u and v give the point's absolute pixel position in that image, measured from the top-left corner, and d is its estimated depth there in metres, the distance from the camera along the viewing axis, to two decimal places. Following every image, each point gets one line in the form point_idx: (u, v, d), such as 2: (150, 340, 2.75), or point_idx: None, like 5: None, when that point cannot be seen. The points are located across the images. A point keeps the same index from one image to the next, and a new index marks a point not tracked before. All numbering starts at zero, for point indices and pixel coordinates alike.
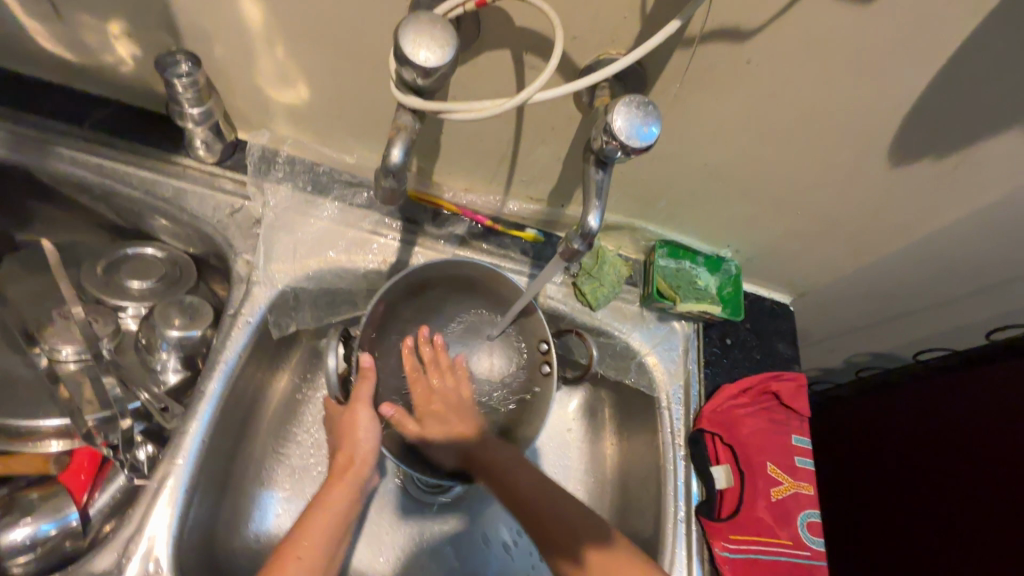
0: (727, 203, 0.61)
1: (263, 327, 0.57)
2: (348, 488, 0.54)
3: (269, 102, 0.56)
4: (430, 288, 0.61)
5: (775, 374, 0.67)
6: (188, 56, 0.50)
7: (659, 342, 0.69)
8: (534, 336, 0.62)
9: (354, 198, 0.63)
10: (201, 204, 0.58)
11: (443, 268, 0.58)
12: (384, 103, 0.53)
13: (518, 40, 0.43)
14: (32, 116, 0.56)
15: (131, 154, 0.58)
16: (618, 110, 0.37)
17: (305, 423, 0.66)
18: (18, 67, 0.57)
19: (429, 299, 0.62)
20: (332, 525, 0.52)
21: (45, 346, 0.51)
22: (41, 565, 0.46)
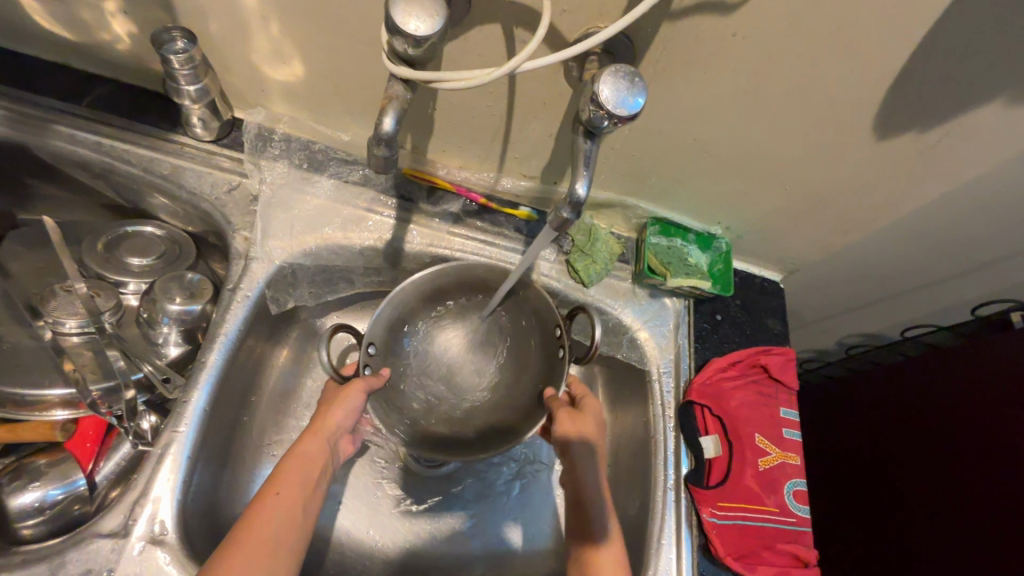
0: (718, 179, 0.62)
1: (261, 302, 0.59)
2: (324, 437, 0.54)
3: (265, 79, 0.57)
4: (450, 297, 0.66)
5: (764, 349, 0.68)
6: (184, 32, 0.51)
7: (651, 318, 0.70)
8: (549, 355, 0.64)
9: (349, 175, 0.64)
10: (198, 181, 0.59)
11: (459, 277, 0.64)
12: (377, 80, 0.54)
13: (508, 14, 0.44)
14: (26, 93, 0.57)
15: (127, 132, 0.58)
16: (604, 80, 0.38)
17: (297, 407, 0.67)
18: (15, 45, 0.58)
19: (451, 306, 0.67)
20: (307, 470, 0.51)
21: (49, 319, 0.52)
22: (50, 527, 0.47)
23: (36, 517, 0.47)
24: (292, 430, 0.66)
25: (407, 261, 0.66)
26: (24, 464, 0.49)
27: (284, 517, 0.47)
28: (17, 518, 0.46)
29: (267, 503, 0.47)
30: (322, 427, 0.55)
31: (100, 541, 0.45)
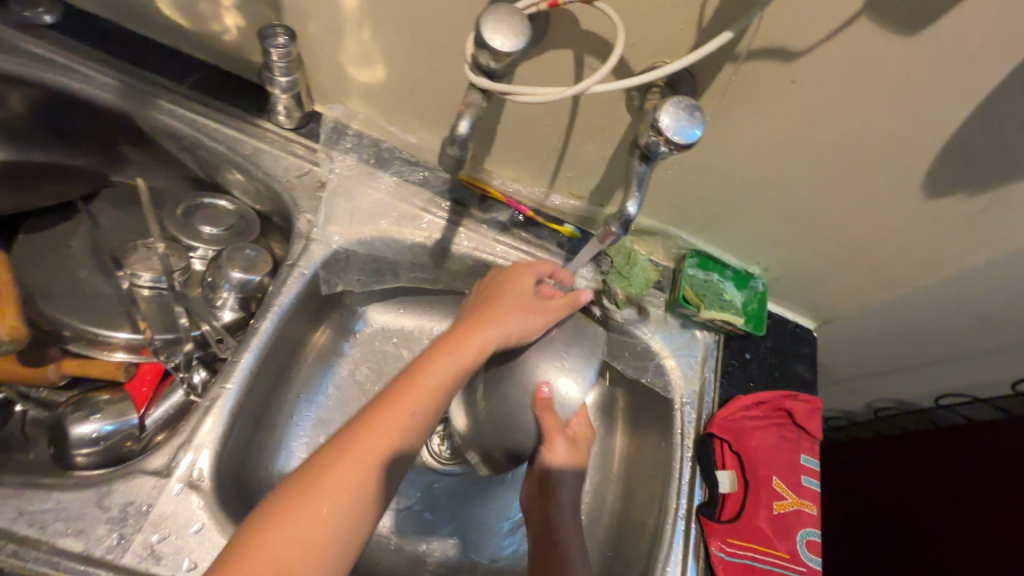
0: (761, 219, 0.64)
1: (315, 281, 0.63)
2: (469, 361, 0.53)
3: (347, 80, 0.62)
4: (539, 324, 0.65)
5: (791, 394, 0.68)
6: (286, 31, 0.56)
7: (679, 347, 0.71)
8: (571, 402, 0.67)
9: (410, 175, 0.68)
10: (274, 164, 0.64)
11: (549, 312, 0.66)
12: (454, 90, 0.58)
13: (582, 42, 0.48)
14: (137, 68, 0.63)
15: (218, 112, 0.64)
16: (665, 109, 0.41)
17: (328, 387, 0.70)
18: (135, 27, 0.65)
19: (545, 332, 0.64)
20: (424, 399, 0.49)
21: (128, 271, 0.57)
22: (102, 458, 0.51)
23: (94, 446, 0.51)
24: (319, 407, 0.69)
25: (452, 262, 0.70)
26: (89, 398, 0.53)
27: (369, 485, 0.43)
28: (77, 444, 0.50)
29: (380, 434, 0.45)
30: (468, 348, 0.53)
31: (144, 477, 0.48)
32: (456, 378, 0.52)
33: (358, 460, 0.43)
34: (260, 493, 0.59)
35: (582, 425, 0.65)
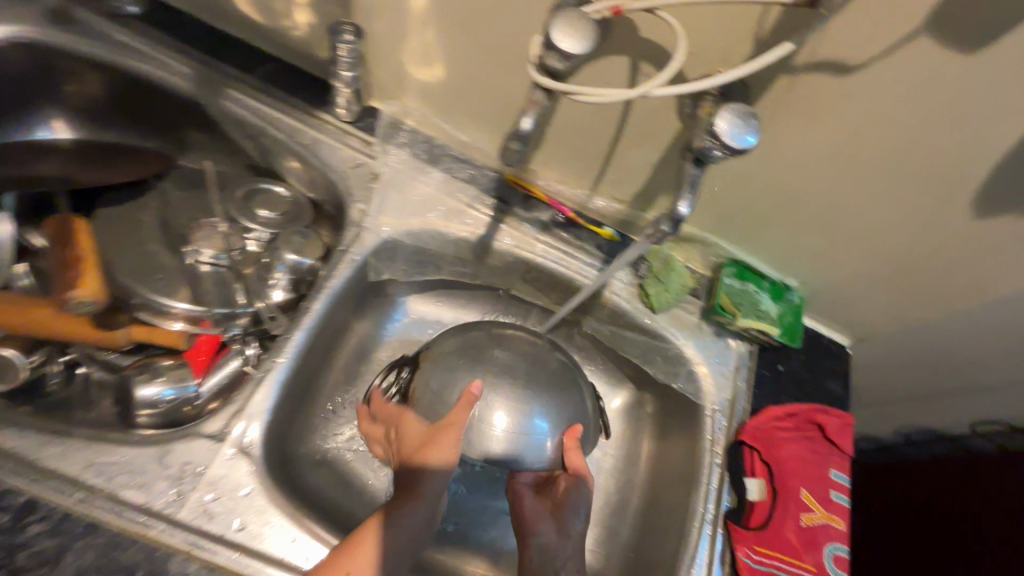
0: (803, 231, 0.64)
1: (365, 267, 0.66)
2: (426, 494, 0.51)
3: (407, 77, 0.65)
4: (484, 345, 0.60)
5: (823, 408, 0.69)
6: (354, 28, 0.59)
7: (712, 354, 0.72)
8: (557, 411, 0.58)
9: (459, 172, 0.70)
10: (331, 154, 0.67)
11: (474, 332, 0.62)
12: (510, 91, 0.61)
13: (640, 49, 0.50)
14: (212, 58, 0.67)
15: (282, 103, 0.67)
16: (722, 115, 0.42)
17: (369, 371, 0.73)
18: (213, 20, 0.69)
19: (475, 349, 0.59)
20: (391, 541, 0.48)
21: (191, 247, 0.61)
22: (162, 420, 0.55)
23: (155, 408, 0.54)
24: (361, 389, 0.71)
25: (493, 257, 0.72)
26: (153, 363, 0.56)
27: None
28: (140, 405, 0.53)
29: None
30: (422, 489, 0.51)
31: (201, 440, 0.51)
32: (420, 513, 0.50)
33: None
34: (303, 467, 0.61)
35: (572, 450, 0.57)
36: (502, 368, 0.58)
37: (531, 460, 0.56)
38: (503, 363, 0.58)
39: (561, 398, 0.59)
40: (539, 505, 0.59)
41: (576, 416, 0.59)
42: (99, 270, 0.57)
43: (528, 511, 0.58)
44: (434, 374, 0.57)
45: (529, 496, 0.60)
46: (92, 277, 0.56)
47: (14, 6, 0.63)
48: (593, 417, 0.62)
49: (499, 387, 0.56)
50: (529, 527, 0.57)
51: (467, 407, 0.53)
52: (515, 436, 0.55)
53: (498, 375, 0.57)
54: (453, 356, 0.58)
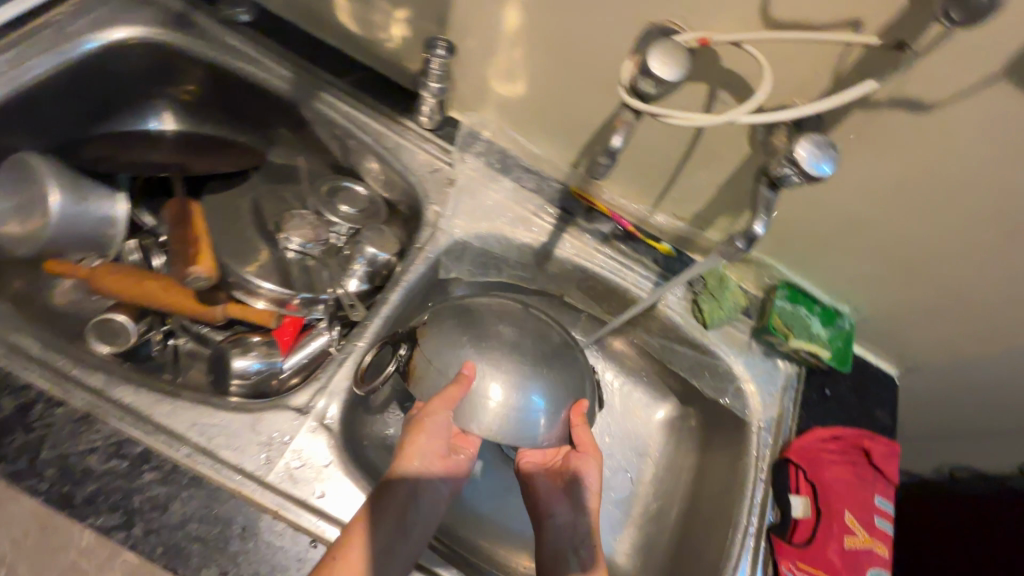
0: (861, 258, 0.66)
1: (436, 264, 0.70)
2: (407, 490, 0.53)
3: (488, 91, 0.69)
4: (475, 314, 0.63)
5: (870, 434, 0.69)
6: (447, 44, 0.64)
7: (762, 374, 0.74)
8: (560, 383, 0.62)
9: (527, 182, 0.74)
10: (411, 158, 0.72)
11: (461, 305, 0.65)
12: (586, 109, 0.65)
13: (720, 77, 0.53)
14: (311, 64, 0.73)
15: (369, 108, 0.73)
16: (801, 144, 0.45)
17: None
18: (313, 29, 0.75)
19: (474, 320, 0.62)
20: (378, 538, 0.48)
21: (283, 234, 0.68)
22: (251, 391, 0.59)
23: (250, 378, 0.59)
24: None
25: (553, 265, 0.75)
26: (248, 338, 0.61)
27: None
28: (238, 374, 0.59)
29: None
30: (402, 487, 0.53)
31: (288, 412, 0.55)
32: (402, 510, 0.51)
33: None
34: (368, 446, 0.65)
35: (579, 424, 0.61)
36: (508, 348, 0.61)
37: (532, 435, 0.59)
38: (510, 341, 0.61)
39: (563, 371, 0.63)
40: (550, 486, 0.62)
41: (580, 389, 0.64)
42: (210, 249, 0.64)
43: (541, 498, 0.62)
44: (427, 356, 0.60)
45: (540, 481, 0.63)
46: (205, 254, 0.63)
47: (144, 10, 0.70)
48: (593, 390, 0.66)
49: (504, 365, 0.59)
50: (546, 514, 0.60)
51: (461, 387, 0.56)
52: (521, 409, 0.58)
53: (500, 353, 0.60)
54: (458, 333, 0.61)
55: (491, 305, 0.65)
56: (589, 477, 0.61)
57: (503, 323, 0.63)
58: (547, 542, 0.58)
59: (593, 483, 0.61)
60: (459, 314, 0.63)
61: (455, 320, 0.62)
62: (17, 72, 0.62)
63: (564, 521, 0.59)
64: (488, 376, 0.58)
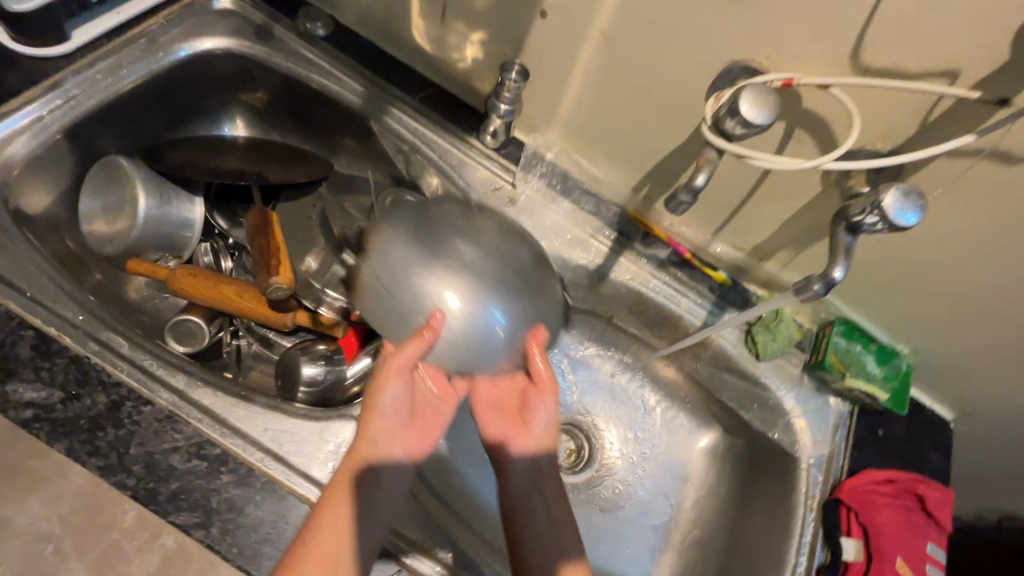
0: (926, 301, 0.65)
1: None
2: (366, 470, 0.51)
3: (556, 114, 0.70)
4: (437, 217, 0.58)
5: (924, 479, 0.68)
6: (521, 68, 0.65)
7: (812, 410, 0.73)
8: (528, 298, 0.57)
9: (586, 204, 0.75)
10: (475, 176, 0.74)
11: (418, 210, 0.59)
12: (655, 139, 0.65)
13: (800, 117, 0.53)
14: (382, 79, 0.75)
15: (436, 125, 0.74)
16: (890, 193, 0.45)
17: None
18: (386, 45, 0.77)
19: (433, 228, 0.56)
20: (344, 523, 0.47)
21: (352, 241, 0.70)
22: (316, 399, 0.61)
23: (316, 386, 0.61)
24: None
25: (607, 287, 0.76)
26: (315, 347, 0.63)
27: None
28: (307, 381, 0.61)
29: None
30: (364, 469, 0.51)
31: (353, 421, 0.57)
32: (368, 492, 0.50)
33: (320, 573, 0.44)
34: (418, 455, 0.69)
35: (538, 355, 0.57)
36: (466, 269, 0.54)
37: (482, 357, 0.55)
38: (467, 263, 0.55)
39: (520, 297, 0.56)
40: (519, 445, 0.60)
41: (541, 315, 0.58)
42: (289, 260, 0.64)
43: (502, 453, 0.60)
44: (371, 272, 0.55)
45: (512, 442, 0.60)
46: (285, 266, 0.63)
47: (228, 23, 0.73)
48: (555, 312, 0.61)
49: (455, 282, 0.53)
50: (503, 449, 0.61)
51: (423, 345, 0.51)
52: (471, 333, 0.54)
53: (450, 271, 0.54)
54: (406, 250, 0.54)
55: (449, 220, 0.58)
56: (547, 412, 0.60)
57: (465, 243, 0.56)
58: (513, 497, 0.59)
59: (553, 416, 0.60)
60: (415, 222, 0.57)
61: (407, 231, 0.56)
62: (112, 80, 0.65)
63: (526, 453, 0.60)
64: (438, 293, 0.53)
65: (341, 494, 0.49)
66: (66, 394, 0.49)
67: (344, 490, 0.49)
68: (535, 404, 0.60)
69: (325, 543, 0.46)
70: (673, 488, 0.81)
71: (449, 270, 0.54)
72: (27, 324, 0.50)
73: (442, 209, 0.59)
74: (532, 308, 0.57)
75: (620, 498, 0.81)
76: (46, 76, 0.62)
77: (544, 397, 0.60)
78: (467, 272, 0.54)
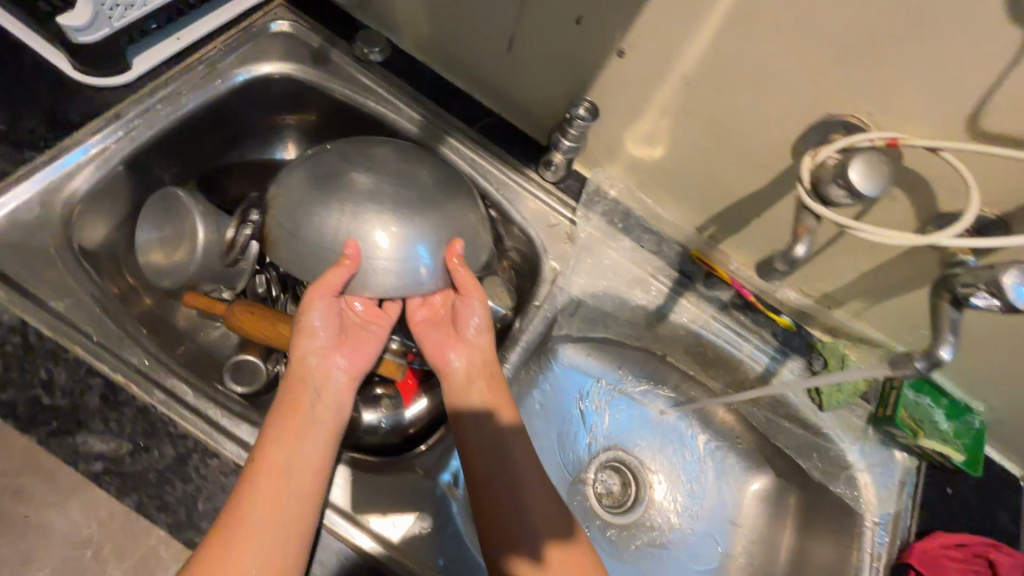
0: (1011, 361, 0.62)
1: (549, 324, 0.70)
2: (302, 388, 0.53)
3: (621, 151, 0.68)
4: (327, 150, 0.60)
5: (995, 544, 0.64)
6: (590, 106, 0.62)
7: (876, 464, 0.70)
8: (450, 224, 0.59)
9: (647, 243, 0.72)
10: (533, 210, 0.72)
11: (342, 149, 0.61)
12: (730, 183, 0.62)
13: (898, 176, 0.50)
14: (439, 107, 0.73)
15: (494, 157, 0.72)
16: (1008, 272, 0.42)
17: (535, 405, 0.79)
18: (443, 71, 0.74)
19: (323, 163, 0.58)
20: (290, 444, 0.49)
21: None
22: (380, 445, 0.61)
23: (381, 434, 0.61)
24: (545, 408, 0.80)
25: (665, 327, 0.74)
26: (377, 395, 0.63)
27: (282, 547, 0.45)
28: (371, 431, 0.61)
29: (252, 498, 0.46)
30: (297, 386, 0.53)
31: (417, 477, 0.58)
32: (308, 412, 0.52)
33: (270, 490, 0.46)
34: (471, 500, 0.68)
35: (456, 264, 0.58)
36: (365, 195, 0.56)
37: (410, 284, 0.57)
38: (365, 189, 0.56)
39: (421, 213, 0.57)
40: (464, 361, 0.59)
41: (457, 231, 0.59)
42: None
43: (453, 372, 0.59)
44: (289, 229, 0.56)
45: (451, 357, 0.59)
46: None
47: (285, 47, 0.71)
48: (473, 227, 0.61)
49: (376, 214, 0.56)
50: (443, 360, 0.60)
51: (344, 270, 0.54)
52: (398, 260, 0.56)
53: (354, 202, 0.56)
54: (307, 194, 0.57)
55: (335, 154, 0.59)
56: (476, 320, 0.61)
57: (357, 170, 0.58)
58: (467, 427, 0.56)
59: (483, 321, 0.61)
60: (319, 163, 0.58)
61: (304, 175, 0.58)
62: (170, 108, 0.63)
63: (464, 358, 0.59)
64: (368, 232, 0.55)
65: (288, 415, 0.51)
66: (136, 446, 0.48)
67: (292, 413, 0.51)
68: (472, 315, 0.60)
69: (272, 462, 0.48)
70: (722, 535, 0.78)
71: (382, 208, 0.56)
72: (96, 371, 0.50)
73: (367, 151, 0.60)
74: (465, 233, 0.60)
75: (665, 543, 0.78)
76: (108, 106, 0.60)
77: (481, 307, 0.60)
78: (369, 201, 0.56)
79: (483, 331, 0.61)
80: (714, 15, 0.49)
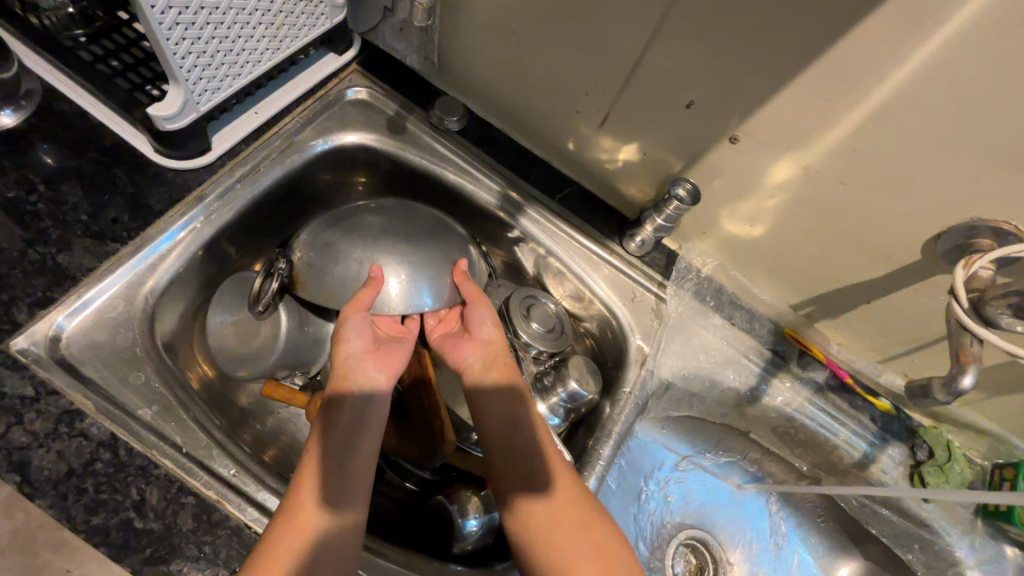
0: None
1: (640, 408, 0.66)
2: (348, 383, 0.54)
3: (716, 228, 0.64)
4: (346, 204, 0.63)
5: None
6: (691, 188, 0.59)
7: (987, 561, 0.67)
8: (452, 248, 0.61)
9: (737, 320, 0.69)
10: (618, 285, 0.68)
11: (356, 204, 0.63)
12: (838, 269, 0.59)
13: None
14: (518, 177, 0.70)
15: (577, 229, 0.69)
16: None
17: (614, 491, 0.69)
18: (521, 138, 0.72)
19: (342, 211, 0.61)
20: (343, 434, 0.51)
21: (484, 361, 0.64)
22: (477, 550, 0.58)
23: (475, 540, 0.57)
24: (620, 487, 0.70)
25: (755, 408, 0.70)
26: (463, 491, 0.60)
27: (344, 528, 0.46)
28: (465, 538, 0.57)
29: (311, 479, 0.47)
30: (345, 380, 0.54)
31: None
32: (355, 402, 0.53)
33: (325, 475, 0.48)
34: None
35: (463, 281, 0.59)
36: (379, 230, 0.59)
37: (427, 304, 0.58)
38: (378, 229, 0.59)
39: (426, 243, 0.60)
40: (482, 361, 0.59)
41: (458, 255, 0.61)
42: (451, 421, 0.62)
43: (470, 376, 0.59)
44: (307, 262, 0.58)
45: (468, 356, 0.60)
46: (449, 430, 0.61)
47: (363, 115, 0.68)
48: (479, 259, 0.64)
49: (387, 243, 0.58)
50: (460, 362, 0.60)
51: (370, 290, 0.55)
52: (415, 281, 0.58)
53: (368, 237, 0.58)
54: (327, 237, 0.59)
55: (355, 206, 0.62)
56: (485, 323, 0.60)
57: (369, 214, 0.60)
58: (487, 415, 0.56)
59: (491, 322, 0.60)
60: (341, 211, 0.61)
61: (320, 220, 0.60)
62: (250, 186, 0.61)
63: (479, 354, 0.60)
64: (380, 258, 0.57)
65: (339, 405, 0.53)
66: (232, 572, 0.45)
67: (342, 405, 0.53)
68: (478, 316, 0.60)
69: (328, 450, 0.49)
70: None
71: (393, 238, 0.58)
72: (189, 488, 0.46)
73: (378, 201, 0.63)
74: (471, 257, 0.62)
75: None
76: (190, 189, 0.58)
77: (486, 311, 0.60)
78: (385, 235, 0.59)
79: (490, 328, 0.60)
80: (852, 114, 0.46)
